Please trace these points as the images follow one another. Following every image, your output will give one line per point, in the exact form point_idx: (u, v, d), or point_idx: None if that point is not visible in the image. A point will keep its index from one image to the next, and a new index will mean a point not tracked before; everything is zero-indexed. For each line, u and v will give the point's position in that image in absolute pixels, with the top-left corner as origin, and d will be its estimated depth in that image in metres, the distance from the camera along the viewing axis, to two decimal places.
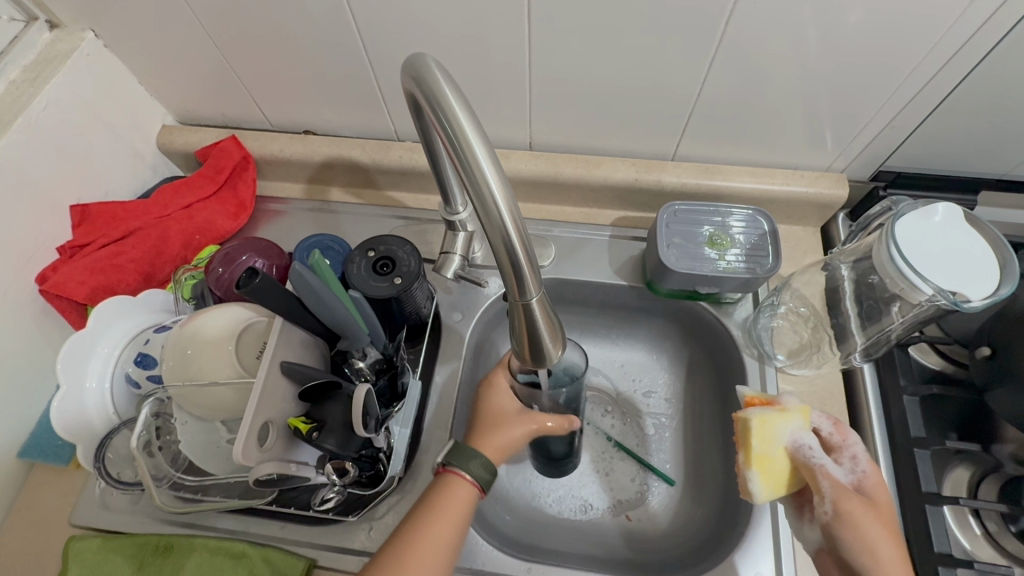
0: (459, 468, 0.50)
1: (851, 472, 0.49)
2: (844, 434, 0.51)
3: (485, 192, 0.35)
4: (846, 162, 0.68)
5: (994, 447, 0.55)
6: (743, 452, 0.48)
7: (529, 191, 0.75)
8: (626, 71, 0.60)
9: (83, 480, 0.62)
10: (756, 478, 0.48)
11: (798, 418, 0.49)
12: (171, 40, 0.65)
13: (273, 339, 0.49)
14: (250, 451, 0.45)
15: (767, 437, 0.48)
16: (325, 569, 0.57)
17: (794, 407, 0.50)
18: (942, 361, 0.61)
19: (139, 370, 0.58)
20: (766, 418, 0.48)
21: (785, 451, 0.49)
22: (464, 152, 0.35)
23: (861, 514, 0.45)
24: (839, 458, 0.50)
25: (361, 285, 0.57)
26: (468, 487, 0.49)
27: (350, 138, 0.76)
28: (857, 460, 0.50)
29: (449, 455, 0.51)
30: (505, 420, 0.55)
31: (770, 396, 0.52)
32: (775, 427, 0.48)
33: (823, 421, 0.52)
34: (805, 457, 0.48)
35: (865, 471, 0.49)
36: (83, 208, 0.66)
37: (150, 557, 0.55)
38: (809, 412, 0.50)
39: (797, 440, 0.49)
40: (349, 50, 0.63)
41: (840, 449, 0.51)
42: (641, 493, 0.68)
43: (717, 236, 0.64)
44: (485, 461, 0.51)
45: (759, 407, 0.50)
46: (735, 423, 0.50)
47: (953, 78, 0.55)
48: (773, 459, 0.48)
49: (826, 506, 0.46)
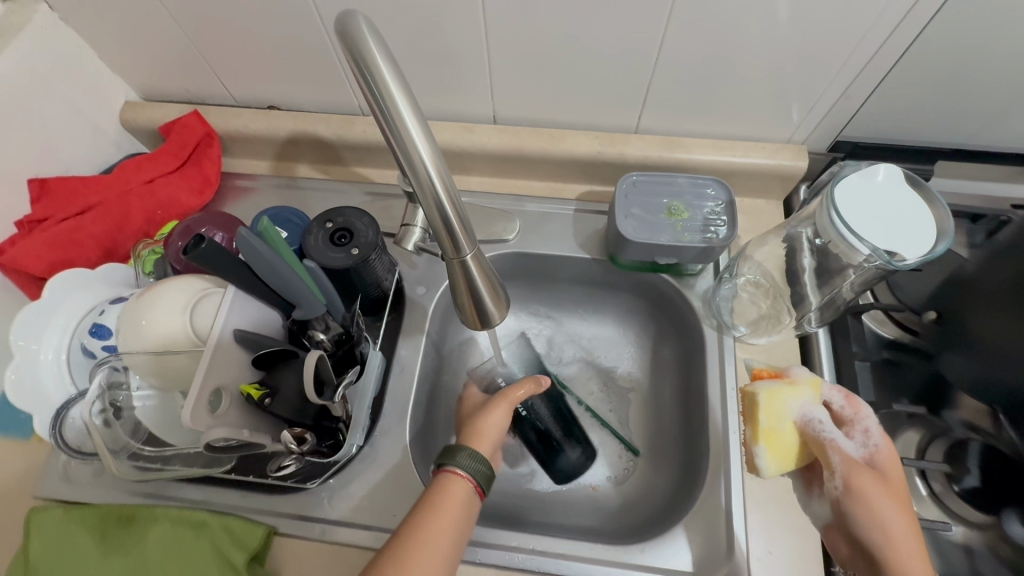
0: (451, 466, 0.51)
1: (862, 446, 0.48)
2: (856, 407, 0.50)
3: (419, 167, 0.36)
4: (806, 133, 0.68)
5: (947, 413, 0.57)
6: (750, 427, 0.49)
7: (495, 165, 0.75)
8: (584, 41, 0.60)
9: (46, 453, 0.62)
10: (763, 453, 0.48)
11: (808, 392, 0.49)
12: (124, 10, 0.64)
13: (224, 307, 0.50)
14: (201, 416, 0.46)
15: (777, 413, 0.48)
16: (286, 536, 0.57)
17: (804, 381, 0.50)
18: (898, 330, 0.61)
19: (94, 341, 0.57)
20: (774, 392, 0.49)
21: (794, 426, 0.49)
22: (396, 124, 0.35)
23: (872, 490, 0.44)
24: (851, 431, 0.49)
25: (318, 256, 0.58)
26: (463, 481, 0.50)
27: (314, 112, 0.76)
28: (869, 433, 0.48)
29: (440, 457, 0.52)
30: (480, 412, 0.58)
31: (779, 369, 0.52)
32: (784, 402, 0.48)
33: (835, 394, 0.51)
34: (815, 432, 0.47)
35: (878, 445, 0.48)
36: (43, 182, 0.65)
37: (113, 527, 0.55)
38: (819, 385, 0.50)
39: (807, 415, 0.48)
40: (307, 22, 0.62)
41: (852, 422, 0.49)
42: (611, 474, 0.68)
43: (675, 206, 0.65)
44: (473, 451, 0.52)
45: (768, 381, 0.51)
46: (744, 398, 0.51)
47: (902, 44, 0.55)
48: (781, 434, 0.48)
49: (835, 480, 0.46)
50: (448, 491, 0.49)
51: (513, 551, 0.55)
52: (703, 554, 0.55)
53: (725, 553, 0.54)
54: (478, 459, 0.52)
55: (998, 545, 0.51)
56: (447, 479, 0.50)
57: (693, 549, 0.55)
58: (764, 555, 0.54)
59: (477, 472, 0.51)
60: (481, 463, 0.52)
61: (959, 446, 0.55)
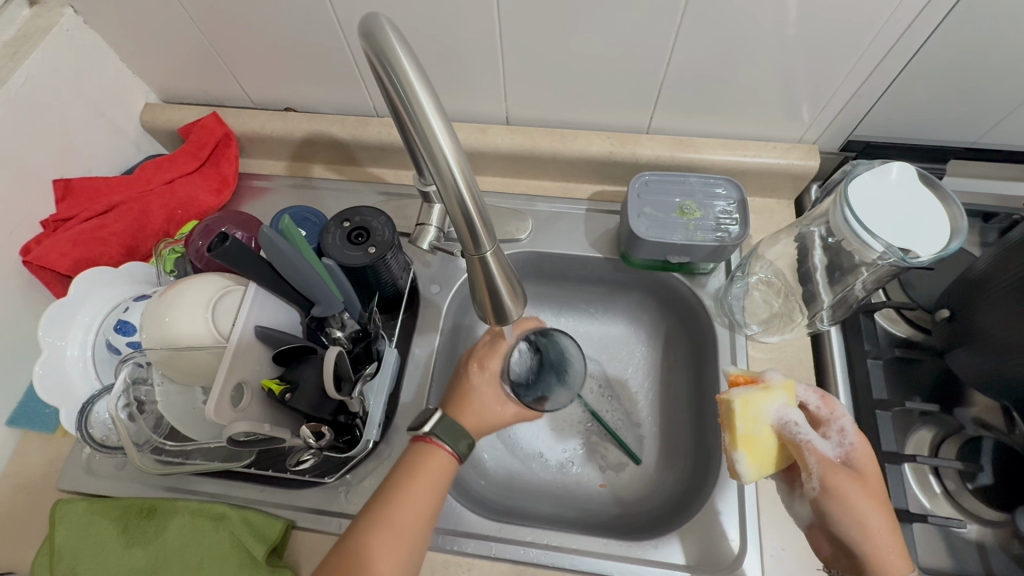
0: (442, 440, 0.53)
1: (838, 446, 0.49)
2: (831, 407, 0.50)
3: (444, 166, 0.37)
4: (817, 133, 0.68)
5: (958, 410, 0.58)
6: (728, 433, 0.49)
7: (508, 165, 0.76)
8: (598, 42, 0.60)
9: (70, 446, 0.64)
10: (743, 459, 0.48)
11: (782, 395, 0.49)
12: (146, 14, 0.65)
13: (246, 305, 0.52)
14: (223, 410, 0.48)
15: (752, 417, 0.48)
16: (303, 530, 0.58)
17: (778, 385, 0.50)
18: (910, 328, 0.62)
19: (119, 337, 0.58)
20: (749, 398, 0.48)
21: (771, 429, 0.49)
22: (421, 125, 0.36)
23: (848, 488, 0.45)
24: (827, 431, 0.50)
25: (336, 254, 0.59)
26: (447, 456, 0.53)
27: (330, 113, 0.77)
28: (845, 432, 0.49)
29: (437, 428, 0.54)
30: (490, 407, 0.57)
31: (755, 373, 0.52)
32: (759, 406, 0.49)
33: (810, 395, 0.51)
34: (791, 433, 0.48)
35: (853, 444, 0.48)
36: (67, 182, 0.67)
37: (134, 520, 0.57)
38: (793, 388, 0.50)
39: (783, 417, 0.49)
40: (325, 26, 0.63)
41: (828, 422, 0.50)
42: (566, 464, 0.70)
43: (687, 204, 0.65)
44: (471, 443, 0.55)
45: (743, 387, 0.50)
46: (720, 405, 0.50)
47: (915, 44, 0.55)
48: (758, 439, 0.49)
49: (813, 482, 0.46)
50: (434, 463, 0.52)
51: (527, 546, 0.56)
52: (707, 553, 0.55)
53: (734, 554, 0.55)
54: (469, 451, 0.55)
55: (1010, 542, 0.52)
56: (440, 450, 0.53)
57: (701, 547, 0.56)
58: (776, 552, 0.54)
59: (460, 449, 0.54)
60: (468, 448, 0.54)
61: (972, 443, 0.55)
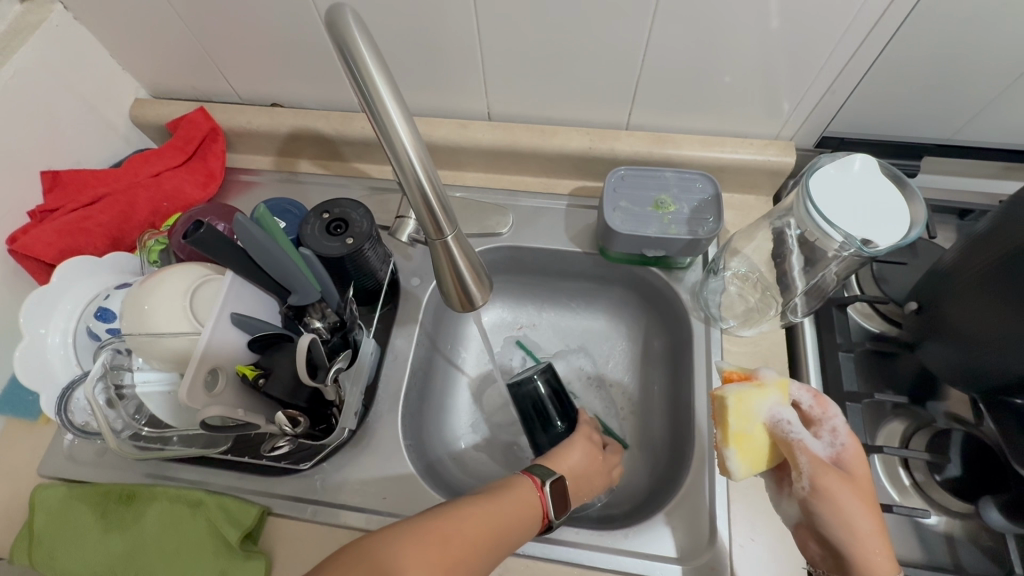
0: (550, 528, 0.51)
1: (829, 446, 0.49)
2: (824, 407, 0.50)
3: (405, 158, 0.39)
4: (793, 130, 0.69)
5: (931, 404, 0.58)
6: (720, 430, 0.49)
7: (490, 161, 0.76)
8: (572, 36, 0.61)
9: (52, 434, 0.65)
10: (733, 456, 0.48)
11: (776, 393, 0.49)
12: (133, 10, 0.66)
13: (222, 294, 0.52)
14: (195, 394, 0.48)
15: (744, 415, 0.48)
16: (279, 517, 0.59)
17: (772, 382, 0.49)
18: (883, 323, 0.63)
19: (99, 323, 0.60)
20: (742, 395, 0.48)
21: (764, 427, 0.49)
22: (388, 130, 0.38)
23: (839, 490, 0.46)
24: (819, 431, 0.50)
25: (315, 245, 0.60)
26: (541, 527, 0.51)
27: (315, 109, 0.78)
28: (836, 432, 0.50)
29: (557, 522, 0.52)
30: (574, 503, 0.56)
31: (748, 370, 0.51)
32: (752, 404, 0.48)
33: (804, 395, 0.51)
34: (784, 433, 0.48)
35: (844, 444, 0.49)
36: (55, 173, 0.68)
37: (113, 506, 0.57)
38: (787, 386, 0.50)
39: (775, 416, 0.48)
40: (308, 23, 0.64)
41: (820, 422, 0.50)
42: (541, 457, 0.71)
43: (662, 199, 0.66)
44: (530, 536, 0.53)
45: (737, 384, 0.50)
46: (713, 401, 0.50)
47: (881, 40, 0.56)
48: (751, 436, 0.48)
49: (803, 481, 0.47)
50: (534, 515, 0.50)
51: None
52: (687, 541, 0.56)
53: (708, 543, 0.55)
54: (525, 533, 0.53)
55: (979, 533, 0.52)
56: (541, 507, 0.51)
57: (676, 536, 0.56)
58: (746, 543, 0.55)
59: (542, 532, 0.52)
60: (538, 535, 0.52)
61: (940, 435, 0.55)
